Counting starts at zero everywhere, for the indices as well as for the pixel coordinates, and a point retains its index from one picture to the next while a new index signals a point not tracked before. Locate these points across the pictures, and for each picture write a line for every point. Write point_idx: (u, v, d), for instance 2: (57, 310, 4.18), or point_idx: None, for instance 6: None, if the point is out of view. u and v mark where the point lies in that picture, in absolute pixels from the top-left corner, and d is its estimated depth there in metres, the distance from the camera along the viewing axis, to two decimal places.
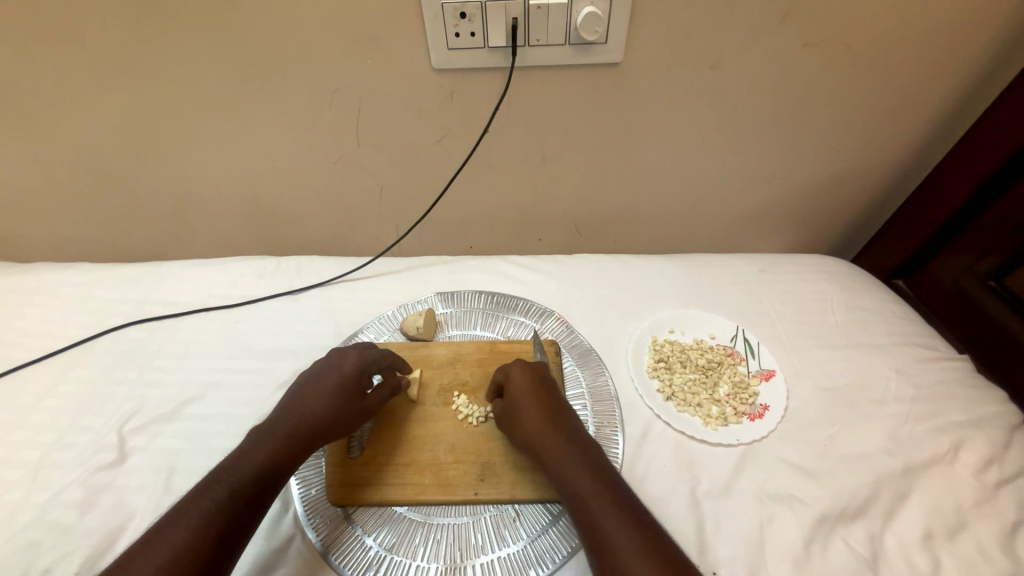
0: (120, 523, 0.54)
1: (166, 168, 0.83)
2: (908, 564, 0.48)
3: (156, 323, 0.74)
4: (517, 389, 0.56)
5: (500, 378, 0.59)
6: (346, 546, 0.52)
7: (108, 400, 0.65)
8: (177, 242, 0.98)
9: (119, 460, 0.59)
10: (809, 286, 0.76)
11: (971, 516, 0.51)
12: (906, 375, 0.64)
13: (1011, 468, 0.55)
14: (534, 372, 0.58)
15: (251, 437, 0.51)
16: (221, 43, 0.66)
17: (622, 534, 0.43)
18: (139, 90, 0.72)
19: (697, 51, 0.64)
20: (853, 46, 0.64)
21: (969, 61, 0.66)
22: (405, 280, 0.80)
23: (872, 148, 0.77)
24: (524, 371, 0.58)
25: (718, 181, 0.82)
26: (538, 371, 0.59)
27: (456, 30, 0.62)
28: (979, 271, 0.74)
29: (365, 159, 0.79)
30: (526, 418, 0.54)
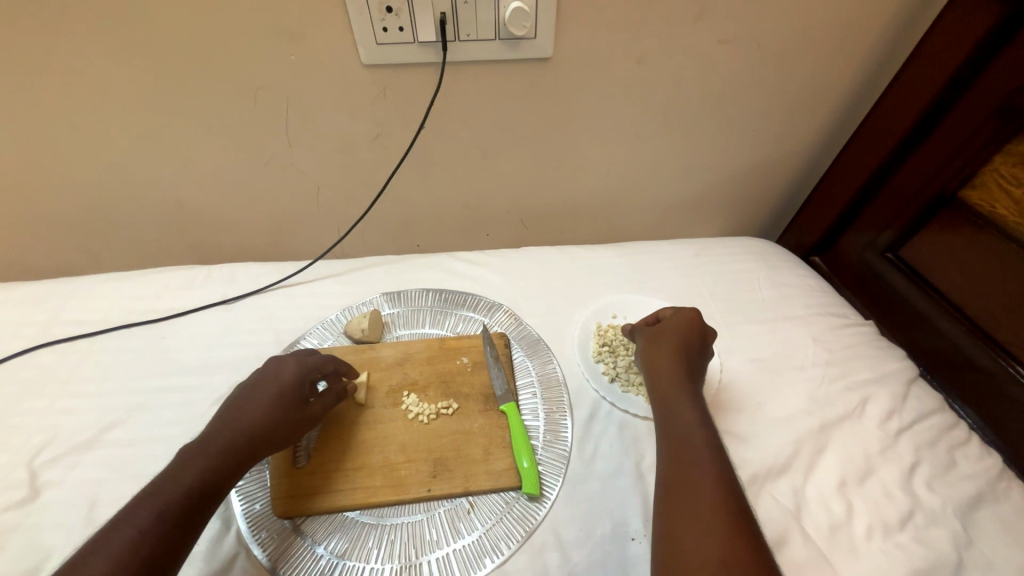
0: (36, 564, 0.49)
1: (70, 175, 0.76)
2: (826, 510, 0.53)
3: (69, 344, 0.68)
4: (670, 327, 0.62)
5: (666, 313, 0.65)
6: (295, 558, 0.50)
7: (15, 432, 0.59)
8: (88, 256, 0.90)
9: (30, 497, 0.53)
10: (737, 266, 0.81)
11: (877, 462, 0.57)
12: (822, 342, 0.70)
13: (908, 417, 0.62)
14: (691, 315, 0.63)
15: (179, 456, 0.48)
16: (123, 38, 0.61)
17: (694, 449, 0.50)
18: (28, 90, 0.65)
19: (622, 46, 0.67)
20: (763, 42, 0.69)
21: (861, 55, 0.73)
22: (348, 283, 0.78)
23: (786, 136, 0.83)
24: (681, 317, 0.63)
25: (651, 171, 0.86)
26: (686, 321, 0.62)
27: (383, 24, 0.61)
28: (880, 244, 0.82)
29: (298, 159, 0.76)
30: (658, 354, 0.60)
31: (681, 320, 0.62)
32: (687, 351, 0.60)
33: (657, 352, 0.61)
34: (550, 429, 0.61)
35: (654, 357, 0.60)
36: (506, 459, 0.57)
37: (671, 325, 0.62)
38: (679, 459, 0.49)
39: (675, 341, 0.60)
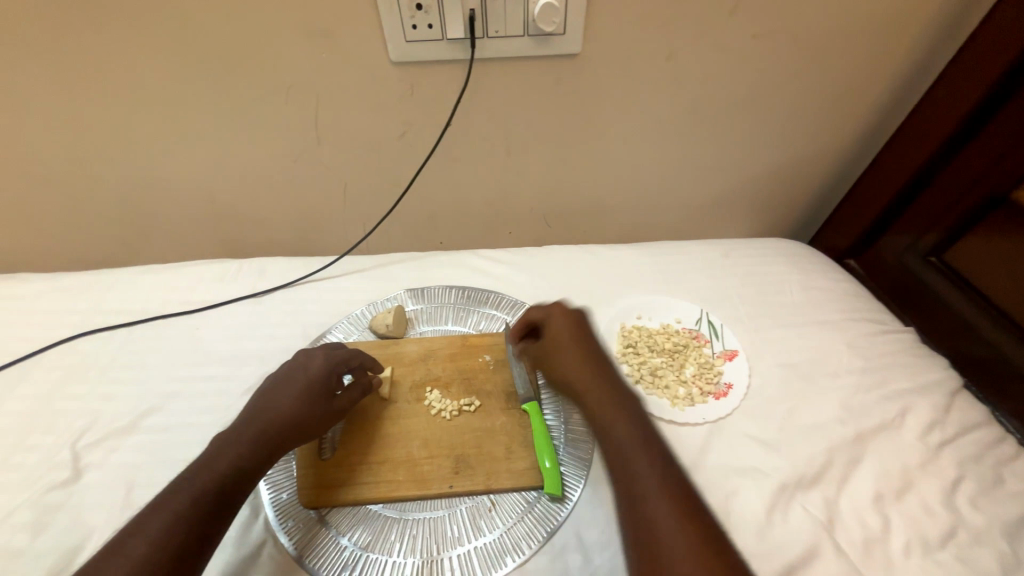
0: (77, 542, 0.51)
1: (112, 171, 0.79)
2: (861, 524, 0.51)
3: (110, 332, 0.71)
4: (554, 332, 0.58)
5: (540, 318, 0.61)
6: (320, 548, 0.51)
7: (59, 416, 0.62)
8: (127, 248, 0.94)
9: (73, 478, 0.56)
10: (768, 268, 0.79)
11: (916, 476, 0.55)
12: (857, 348, 0.67)
13: (951, 430, 0.59)
14: (574, 318, 0.60)
15: (212, 444, 0.49)
16: (163, 38, 0.63)
17: (644, 473, 0.44)
18: (75, 89, 0.68)
19: (653, 42, 0.66)
20: (801, 36, 0.67)
21: (906, 49, 0.69)
22: (373, 278, 0.79)
23: (822, 134, 0.80)
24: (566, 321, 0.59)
25: (679, 170, 0.84)
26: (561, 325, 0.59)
27: (412, 22, 0.61)
28: (922, 247, 0.78)
29: (326, 156, 0.78)
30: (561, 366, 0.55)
31: (563, 322, 0.59)
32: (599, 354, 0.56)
33: (568, 363, 0.55)
34: (572, 429, 0.60)
35: (565, 367, 0.55)
36: (528, 458, 0.56)
37: (555, 328, 0.59)
38: (632, 494, 0.43)
39: (575, 346, 0.56)
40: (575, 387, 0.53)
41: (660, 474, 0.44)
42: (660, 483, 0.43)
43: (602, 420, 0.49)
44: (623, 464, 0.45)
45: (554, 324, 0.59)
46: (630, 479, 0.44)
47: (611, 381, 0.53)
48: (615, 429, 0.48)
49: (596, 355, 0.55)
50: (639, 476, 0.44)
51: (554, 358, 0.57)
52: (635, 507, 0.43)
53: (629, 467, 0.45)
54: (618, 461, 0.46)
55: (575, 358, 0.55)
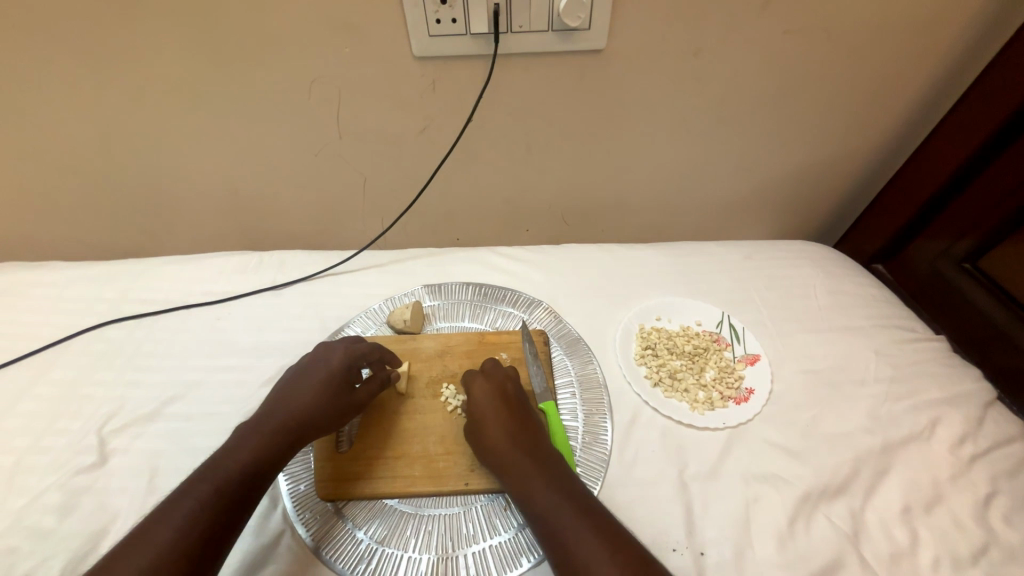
0: (103, 526, 0.52)
1: (138, 163, 0.80)
2: (887, 537, 0.50)
3: (134, 321, 0.73)
4: (475, 406, 0.56)
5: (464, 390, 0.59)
6: (337, 540, 0.52)
7: (85, 402, 0.63)
8: (152, 239, 0.95)
9: (99, 463, 0.57)
10: (793, 272, 0.77)
11: (947, 489, 0.53)
12: (885, 356, 0.65)
13: (985, 443, 0.57)
14: (498, 386, 0.58)
15: (234, 435, 0.50)
16: (190, 32, 0.63)
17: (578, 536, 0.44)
18: (105, 82, 0.69)
19: (680, 38, 0.64)
20: (834, 32, 0.64)
21: (946, 46, 0.67)
22: (390, 274, 0.79)
23: (853, 133, 0.78)
24: (485, 387, 0.58)
25: (702, 169, 0.82)
26: (502, 381, 0.59)
27: (436, 16, 0.60)
28: (956, 253, 0.75)
29: (347, 150, 0.78)
30: (484, 429, 0.54)
31: (483, 396, 0.57)
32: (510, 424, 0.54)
33: (487, 430, 0.54)
34: (589, 431, 0.59)
35: (483, 438, 0.54)
36: None
37: (477, 404, 0.56)
38: (556, 537, 0.45)
39: (489, 422, 0.54)
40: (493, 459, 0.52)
41: (575, 509, 0.46)
42: (578, 519, 0.45)
43: (518, 474, 0.50)
44: (541, 508, 0.47)
45: (478, 399, 0.57)
46: (549, 522, 0.46)
47: (529, 437, 0.53)
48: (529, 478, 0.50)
49: (516, 416, 0.55)
50: (558, 517, 0.46)
51: (473, 434, 0.55)
52: (560, 548, 0.44)
53: (547, 510, 0.47)
54: (537, 505, 0.48)
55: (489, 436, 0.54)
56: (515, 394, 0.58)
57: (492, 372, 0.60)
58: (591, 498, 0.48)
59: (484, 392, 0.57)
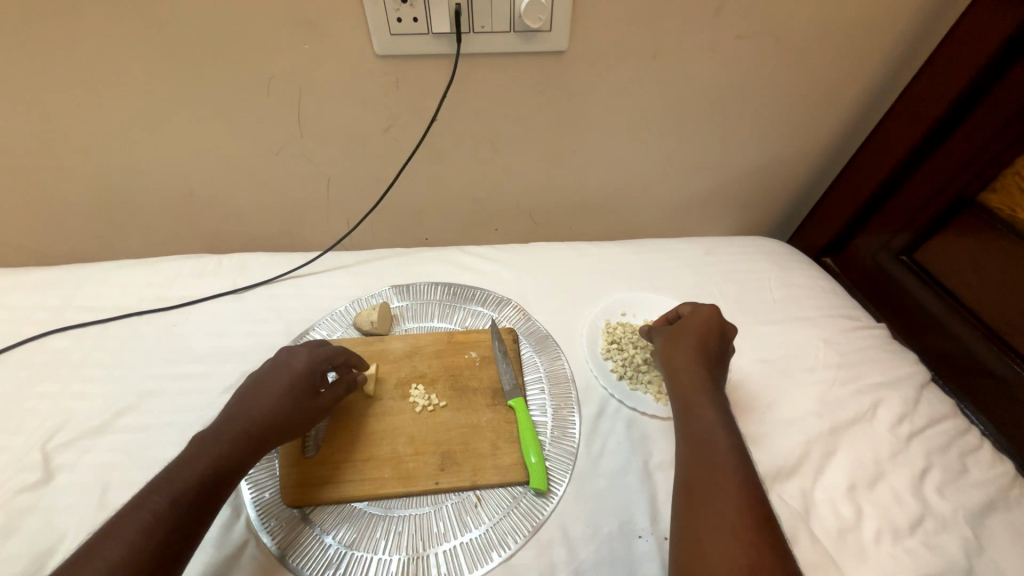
0: (50, 545, 0.50)
1: (84, 162, 0.76)
2: (835, 513, 0.53)
3: (82, 330, 0.69)
4: (686, 327, 0.61)
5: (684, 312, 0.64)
6: (303, 547, 0.51)
7: (29, 416, 0.60)
8: (100, 243, 0.90)
9: (44, 479, 0.54)
10: (749, 266, 0.80)
11: (888, 466, 0.57)
12: (833, 344, 0.69)
13: (920, 421, 0.61)
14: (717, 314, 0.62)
15: (193, 443, 0.49)
16: (136, 26, 0.60)
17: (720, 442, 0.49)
18: (41, 77, 0.65)
19: (638, 41, 0.66)
20: (781, 38, 0.68)
21: (882, 52, 0.71)
22: (357, 275, 0.78)
23: (802, 134, 0.82)
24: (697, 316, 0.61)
25: (664, 169, 0.85)
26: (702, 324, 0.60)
27: (397, 15, 0.60)
28: (894, 247, 0.81)
29: (309, 150, 0.76)
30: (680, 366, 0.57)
31: (698, 320, 0.61)
32: (708, 348, 0.58)
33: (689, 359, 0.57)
34: (557, 425, 0.60)
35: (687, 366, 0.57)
36: (513, 454, 0.57)
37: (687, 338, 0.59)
38: (701, 459, 0.48)
39: (693, 341, 0.59)
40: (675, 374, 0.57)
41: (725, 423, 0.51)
42: (729, 453, 0.48)
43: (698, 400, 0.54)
44: (699, 438, 0.50)
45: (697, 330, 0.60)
46: (702, 451, 0.49)
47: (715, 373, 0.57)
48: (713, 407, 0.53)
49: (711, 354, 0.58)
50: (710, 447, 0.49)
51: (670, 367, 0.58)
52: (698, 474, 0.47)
53: (705, 442, 0.50)
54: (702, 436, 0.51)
55: (686, 351, 0.58)
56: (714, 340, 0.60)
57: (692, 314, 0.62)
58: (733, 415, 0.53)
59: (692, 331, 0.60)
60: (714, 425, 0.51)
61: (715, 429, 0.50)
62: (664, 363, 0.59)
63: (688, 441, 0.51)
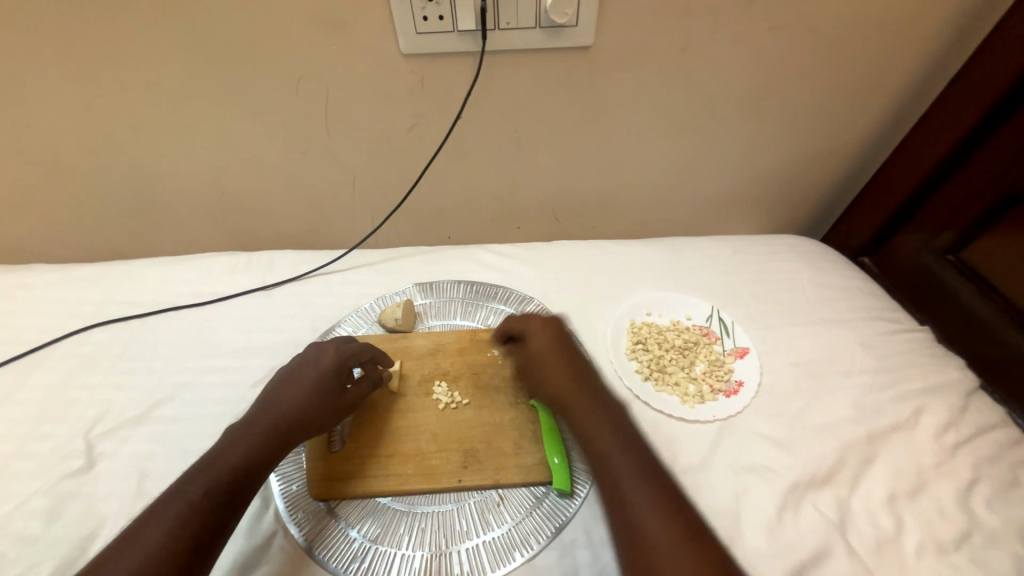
0: (92, 529, 0.52)
1: (123, 163, 0.79)
2: (873, 525, 0.51)
3: (121, 324, 0.72)
4: (538, 349, 0.58)
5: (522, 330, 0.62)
6: (329, 540, 0.51)
7: (72, 406, 0.63)
8: (138, 240, 0.94)
9: (86, 466, 0.57)
10: (780, 266, 0.78)
11: (930, 477, 0.54)
12: (871, 347, 0.66)
13: (966, 431, 0.58)
14: (557, 331, 0.60)
15: (225, 436, 0.50)
16: (172, 29, 0.62)
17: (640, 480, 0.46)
18: (85, 81, 0.68)
19: (666, 34, 0.65)
20: (818, 28, 0.65)
21: (929, 40, 0.67)
22: (381, 273, 0.79)
23: (838, 128, 0.79)
24: (540, 338, 0.59)
25: (690, 165, 0.83)
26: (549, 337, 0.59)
27: (423, 13, 0.60)
28: (938, 246, 0.77)
29: (335, 149, 0.77)
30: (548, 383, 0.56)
31: (544, 342, 0.59)
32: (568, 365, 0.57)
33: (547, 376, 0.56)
34: None
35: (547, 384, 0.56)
36: (536, 454, 0.56)
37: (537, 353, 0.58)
38: (628, 503, 0.44)
39: (551, 363, 0.57)
40: (566, 399, 0.54)
41: (631, 455, 0.48)
42: (637, 481, 0.46)
43: (586, 429, 0.51)
44: (606, 471, 0.47)
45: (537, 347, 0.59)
46: (613, 484, 0.46)
47: (595, 394, 0.54)
48: (604, 436, 0.50)
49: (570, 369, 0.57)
50: (619, 478, 0.46)
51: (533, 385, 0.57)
52: (622, 513, 0.44)
53: (614, 474, 0.47)
54: (602, 468, 0.48)
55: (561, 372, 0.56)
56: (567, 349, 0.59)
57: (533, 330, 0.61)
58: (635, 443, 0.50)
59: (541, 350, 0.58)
60: (615, 453, 0.48)
61: (619, 457, 0.48)
62: (546, 390, 0.56)
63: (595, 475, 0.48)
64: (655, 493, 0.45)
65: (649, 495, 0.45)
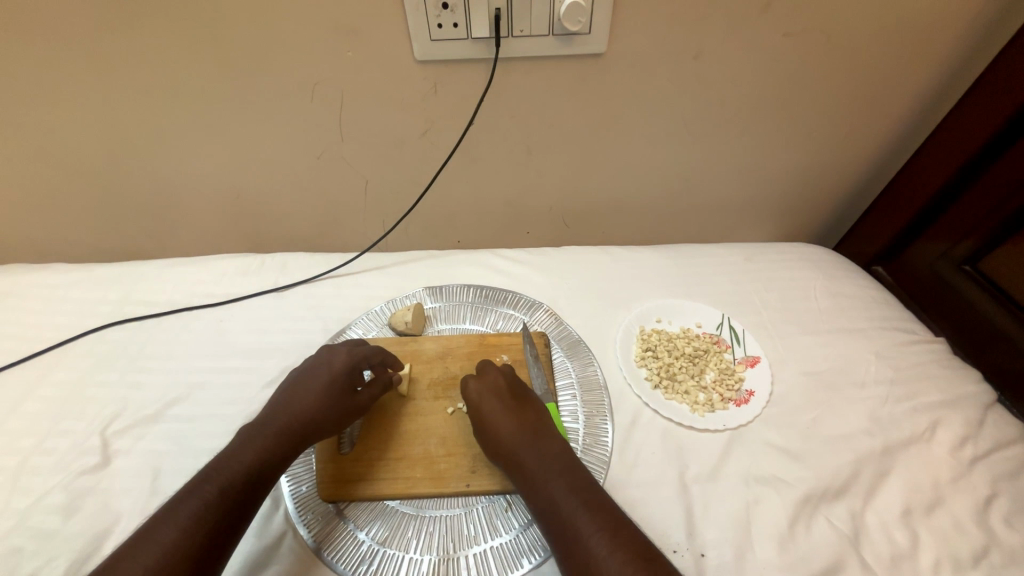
0: (106, 526, 0.53)
1: (143, 165, 0.81)
2: (888, 539, 0.50)
3: (137, 323, 0.73)
4: (482, 395, 0.57)
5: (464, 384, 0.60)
6: (338, 541, 0.52)
7: (89, 403, 0.64)
8: (153, 241, 0.96)
9: (102, 463, 0.58)
10: (792, 275, 0.77)
11: (947, 491, 0.53)
12: (885, 358, 0.65)
13: (984, 445, 0.57)
14: (509, 378, 0.59)
15: (239, 436, 0.51)
16: (193, 34, 0.64)
17: (593, 531, 0.44)
18: (108, 84, 0.70)
19: (679, 41, 0.65)
20: (832, 36, 0.65)
21: (946, 48, 0.67)
22: (392, 276, 0.79)
23: (853, 136, 0.78)
24: (483, 381, 0.58)
25: (702, 171, 0.83)
26: (495, 379, 0.59)
27: (438, 21, 0.61)
28: (955, 256, 0.76)
29: (349, 153, 0.78)
30: (490, 427, 0.54)
31: (489, 386, 0.58)
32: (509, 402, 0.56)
33: (493, 420, 0.54)
34: (590, 432, 0.59)
35: (489, 429, 0.54)
36: None
37: (476, 398, 0.57)
38: (580, 558, 0.43)
39: (497, 401, 0.56)
40: (500, 436, 0.53)
41: (584, 500, 0.47)
42: (575, 498, 0.47)
43: (521, 456, 0.51)
44: (547, 492, 0.48)
45: (481, 392, 0.57)
46: (553, 504, 0.47)
47: (534, 423, 0.54)
48: (544, 461, 0.51)
49: (520, 406, 0.56)
50: (558, 500, 0.47)
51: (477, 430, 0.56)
52: (565, 533, 0.45)
53: (551, 498, 0.48)
54: (541, 494, 0.49)
55: (493, 406, 0.55)
56: (510, 384, 0.58)
57: (485, 372, 0.60)
58: (596, 487, 0.49)
59: (479, 392, 0.57)
60: (552, 476, 0.49)
61: (552, 475, 0.49)
62: (483, 427, 0.55)
63: (534, 498, 0.49)
64: (594, 506, 0.46)
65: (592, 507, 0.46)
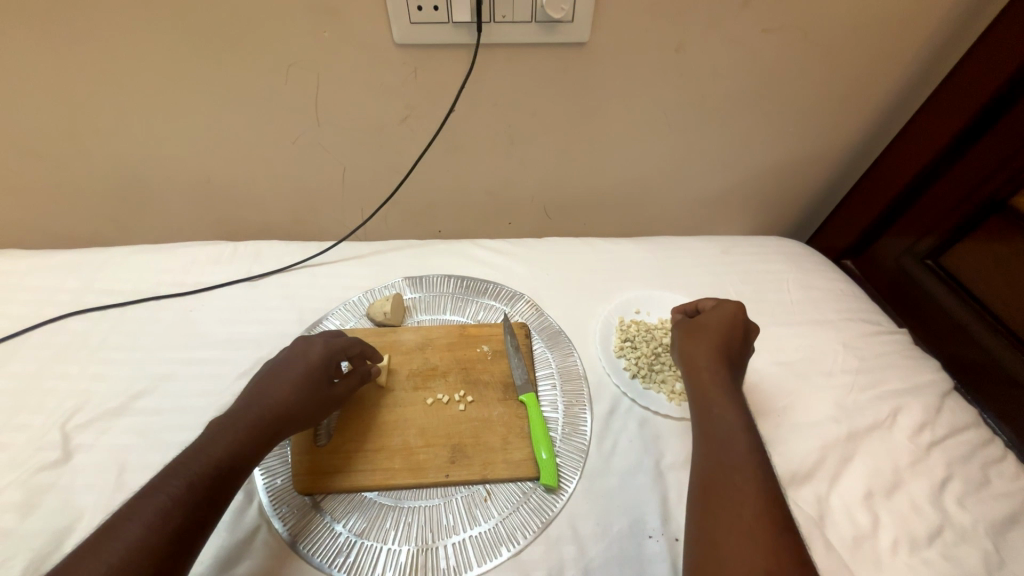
0: (68, 523, 0.51)
1: (105, 147, 0.77)
2: (851, 521, 0.52)
3: (99, 313, 0.70)
4: (698, 322, 0.62)
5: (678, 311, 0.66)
6: (314, 534, 0.51)
7: (47, 396, 0.61)
8: (117, 227, 0.91)
9: (63, 458, 0.55)
10: (767, 267, 0.79)
11: (906, 475, 0.56)
12: (852, 348, 0.68)
13: (941, 431, 0.60)
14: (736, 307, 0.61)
15: (210, 430, 0.49)
16: (156, 8, 0.60)
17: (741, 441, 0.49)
18: (64, 60, 0.65)
19: (662, 33, 0.65)
20: (810, 33, 0.66)
21: (917, 48, 0.69)
22: (371, 265, 0.78)
23: (828, 132, 0.80)
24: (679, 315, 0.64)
25: (682, 164, 0.83)
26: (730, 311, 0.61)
27: (418, 3, 0.59)
28: (919, 251, 0.79)
29: (326, 139, 0.76)
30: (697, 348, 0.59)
31: (724, 315, 0.60)
32: (732, 352, 0.58)
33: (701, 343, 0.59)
34: (568, 422, 0.60)
35: (694, 349, 0.59)
36: (524, 449, 0.57)
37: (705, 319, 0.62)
38: (719, 460, 0.48)
39: (720, 338, 0.58)
40: (696, 353, 0.59)
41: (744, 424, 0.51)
42: (738, 420, 0.51)
43: (712, 374, 0.56)
44: (715, 409, 0.53)
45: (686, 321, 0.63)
46: (717, 420, 0.52)
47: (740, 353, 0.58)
48: (729, 430, 0.50)
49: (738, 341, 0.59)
50: (717, 416, 0.52)
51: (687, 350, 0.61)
52: (710, 441, 0.50)
53: (716, 413, 0.53)
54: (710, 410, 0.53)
55: (710, 351, 0.58)
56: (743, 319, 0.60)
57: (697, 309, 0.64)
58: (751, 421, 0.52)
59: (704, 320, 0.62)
60: (735, 444, 0.48)
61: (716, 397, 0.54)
62: (685, 354, 0.60)
63: (700, 409, 0.54)
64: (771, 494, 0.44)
65: (770, 509, 0.43)
